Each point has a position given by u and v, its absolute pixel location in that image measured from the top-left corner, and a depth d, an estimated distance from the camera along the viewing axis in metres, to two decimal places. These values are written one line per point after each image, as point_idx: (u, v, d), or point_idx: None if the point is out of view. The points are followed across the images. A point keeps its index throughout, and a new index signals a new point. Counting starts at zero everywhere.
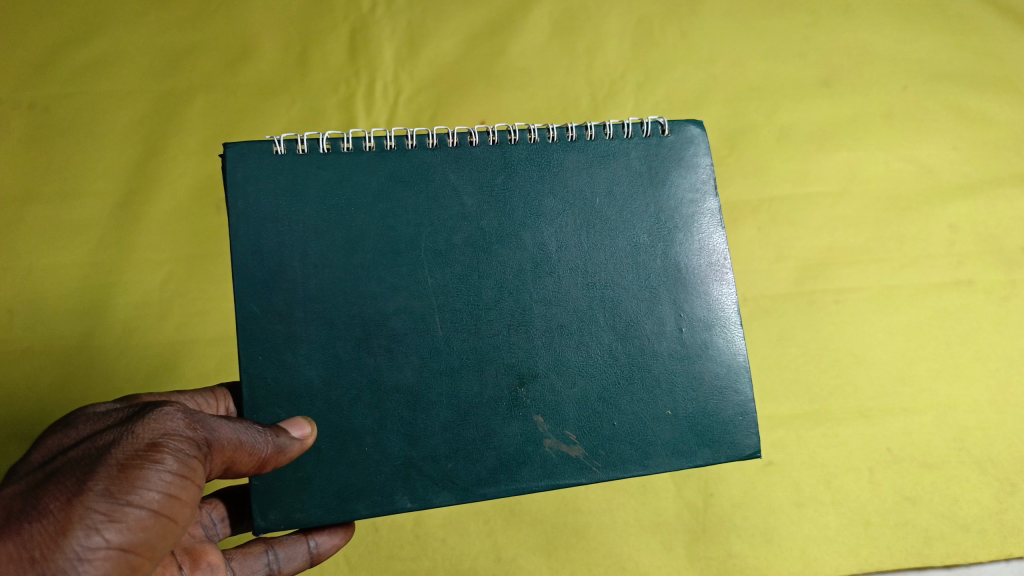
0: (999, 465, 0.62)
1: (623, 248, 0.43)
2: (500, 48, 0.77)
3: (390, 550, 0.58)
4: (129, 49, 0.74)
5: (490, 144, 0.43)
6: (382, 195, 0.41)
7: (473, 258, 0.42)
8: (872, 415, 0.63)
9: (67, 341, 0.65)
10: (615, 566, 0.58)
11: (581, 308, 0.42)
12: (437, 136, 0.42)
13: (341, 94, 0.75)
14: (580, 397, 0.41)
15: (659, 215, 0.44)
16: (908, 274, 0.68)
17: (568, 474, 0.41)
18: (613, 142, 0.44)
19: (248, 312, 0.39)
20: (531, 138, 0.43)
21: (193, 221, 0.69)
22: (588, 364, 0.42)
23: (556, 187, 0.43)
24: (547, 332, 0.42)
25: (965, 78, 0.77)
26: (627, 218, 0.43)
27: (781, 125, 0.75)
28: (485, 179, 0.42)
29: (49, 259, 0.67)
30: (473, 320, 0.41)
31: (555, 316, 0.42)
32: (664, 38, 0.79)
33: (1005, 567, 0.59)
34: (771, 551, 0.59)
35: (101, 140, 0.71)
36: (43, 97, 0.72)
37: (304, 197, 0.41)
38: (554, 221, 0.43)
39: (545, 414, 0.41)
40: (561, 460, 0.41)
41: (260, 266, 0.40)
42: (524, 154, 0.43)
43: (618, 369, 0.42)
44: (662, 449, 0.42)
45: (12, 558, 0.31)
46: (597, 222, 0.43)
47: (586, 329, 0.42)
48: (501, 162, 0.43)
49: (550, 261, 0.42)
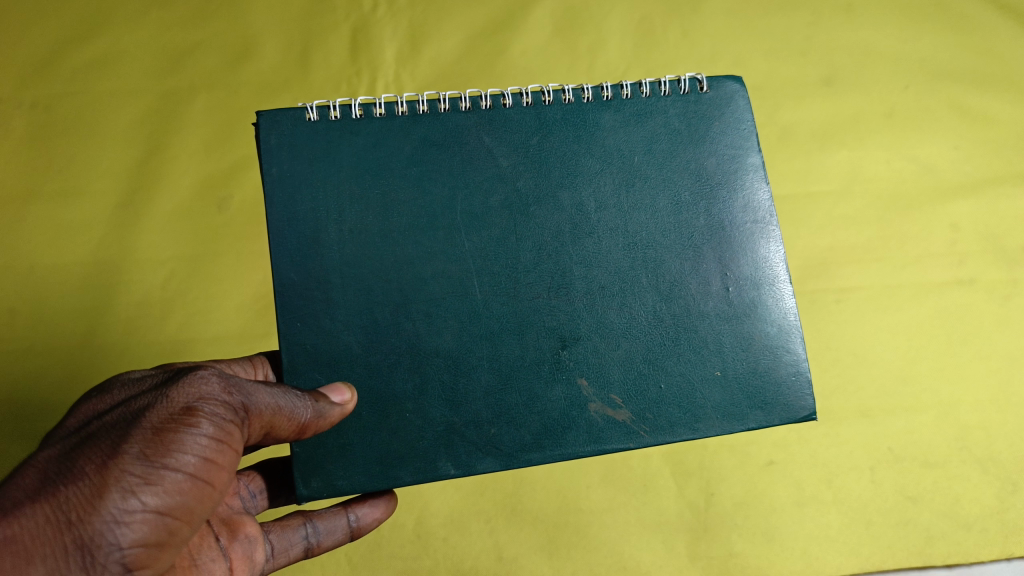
0: (999, 464, 0.62)
1: (664, 206, 0.43)
2: (500, 48, 0.77)
3: (390, 549, 0.58)
4: (129, 48, 0.74)
5: (524, 106, 0.43)
6: (417, 159, 0.41)
7: (511, 219, 0.42)
8: (873, 415, 0.63)
9: (68, 340, 0.65)
10: (616, 566, 0.58)
11: (623, 267, 0.42)
12: (470, 100, 0.42)
13: (343, 93, 0.75)
14: (625, 359, 0.41)
15: (701, 172, 0.43)
16: (909, 273, 0.68)
17: (614, 439, 0.41)
18: (650, 103, 0.44)
19: (287, 279, 0.40)
20: (565, 98, 0.43)
21: (195, 221, 0.69)
22: (631, 326, 0.41)
23: (592, 147, 0.43)
24: (589, 293, 0.41)
25: (967, 77, 0.77)
26: (667, 175, 0.43)
27: (782, 125, 0.75)
28: (519, 141, 0.42)
29: (50, 259, 0.67)
30: (512, 283, 0.41)
31: (596, 277, 0.42)
32: (665, 37, 0.79)
33: (1006, 566, 0.59)
34: (772, 551, 0.58)
35: (102, 139, 0.71)
36: (45, 97, 0.72)
37: (339, 162, 0.41)
38: (592, 181, 0.42)
39: (589, 377, 0.41)
40: (607, 425, 0.41)
41: (295, 233, 0.40)
42: (559, 115, 0.43)
43: (664, 330, 0.42)
44: (712, 411, 0.41)
45: (50, 520, 0.33)
46: (636, 181, 0.43)
47: (628, 289, 0.42)
48: (536, 124, 0.43)
49: (589, 220, 0.42)
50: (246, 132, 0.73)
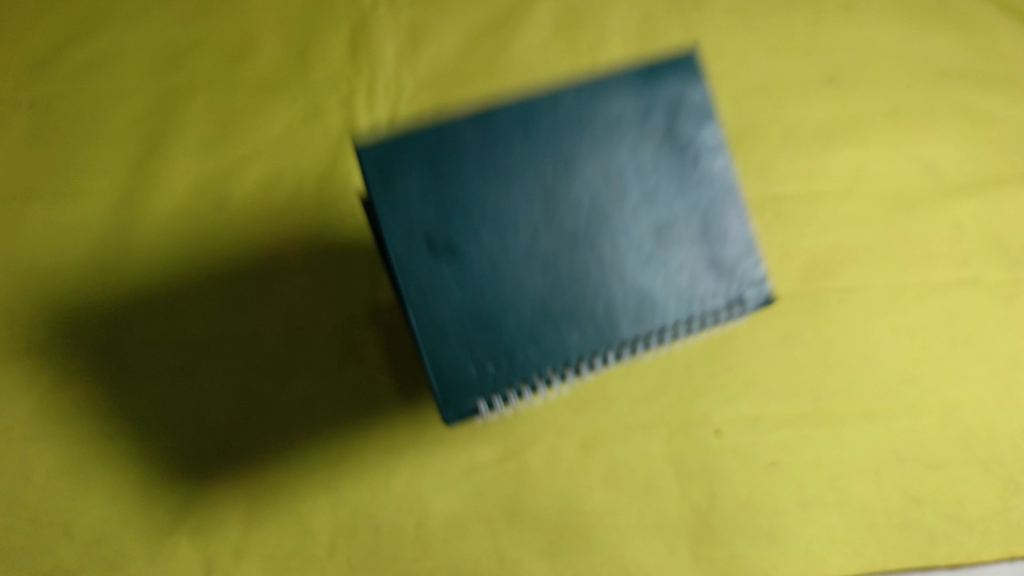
0: (1004, 464, 0.62)
1: (584, 204, 0.51)
2: (502, 45, 0.79)
3: (390, 551, 0.59)
4: (126, 42, 0.75)
5: (535, 283, 0.50)
6: (496, 222, 0.49)
7: (543, 207, 0.50)
8: (877, 415, 0.62)
9: (65, 344, 0.63)
10: (615, 566, 0.58)
11: (578, 203, 0.51)
12: (436, 252, 0.47)
13: (343, 92, 0.76)
14: (590, 189, 0.50)
15: (576, 297, 0.51)
16: (913, 274, 0.68)
17: (641, 148, 0.51)
18: (451, 316, 0.48)
19: (409, 223, 0.48)
20: (475, 278, 0.48)
21: (194, 224, 0.69)
22: (621, 231, 0.51)
23: (505, 234, 0.50)
24: (586, 196, 0.50)
25: (970, 76, 0.77)
26: (576, 273, 0.51)
27: (786, 124, 0.75)
28: (561, 224, 0.50)
29: (50, 261, 0.67)
30: (603, 164, 0.51)
31: (571, 208, 0.51)
32: (666, 33, 0.79)
33: (1009, 566, 0.60)
34: (774, 553, 0.59)
35: (102, 137, 0.72)
36: (39, 93, 0.73)
37: (488, 226, 0.49)
38: (560, 214, 0.50)
39: (557, 201, 0.50)
40: (658, 175, 0.51)
41: (417, 196, 0.48)
42: (474, 254, 0.48)
43: (581, 222, 0.50)
44: (745, 256, 0.52)
45: None
46: (543, 258, 0.50)
47: (595, 210, 0.51)
48: (491, 267, 0.49)
49: (547, 182, 0.50)
50: (245, 133, 0.73)
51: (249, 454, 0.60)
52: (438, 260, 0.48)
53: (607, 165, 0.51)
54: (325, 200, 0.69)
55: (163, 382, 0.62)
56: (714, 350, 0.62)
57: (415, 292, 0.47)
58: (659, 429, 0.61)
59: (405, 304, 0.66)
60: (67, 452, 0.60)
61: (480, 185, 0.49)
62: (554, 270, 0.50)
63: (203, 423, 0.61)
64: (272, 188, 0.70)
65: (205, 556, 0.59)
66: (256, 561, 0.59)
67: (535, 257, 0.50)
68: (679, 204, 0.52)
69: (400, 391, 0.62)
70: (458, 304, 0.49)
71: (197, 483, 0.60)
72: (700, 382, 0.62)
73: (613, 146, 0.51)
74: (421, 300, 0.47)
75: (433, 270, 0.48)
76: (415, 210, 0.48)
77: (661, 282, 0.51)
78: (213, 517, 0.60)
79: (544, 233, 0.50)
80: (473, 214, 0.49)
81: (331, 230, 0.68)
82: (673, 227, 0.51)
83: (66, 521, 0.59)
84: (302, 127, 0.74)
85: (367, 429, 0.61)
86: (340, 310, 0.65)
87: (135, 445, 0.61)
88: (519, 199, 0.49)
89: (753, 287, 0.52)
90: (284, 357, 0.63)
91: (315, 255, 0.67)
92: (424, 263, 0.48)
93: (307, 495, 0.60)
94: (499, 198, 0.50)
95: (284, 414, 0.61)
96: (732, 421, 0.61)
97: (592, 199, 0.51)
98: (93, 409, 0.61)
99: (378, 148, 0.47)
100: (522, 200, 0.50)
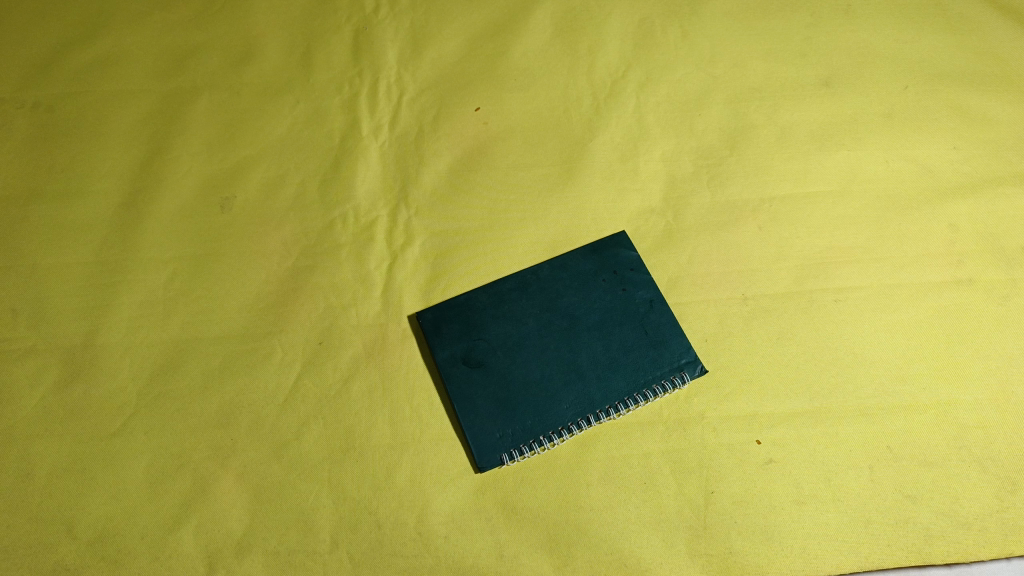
0: (999, 463, 0.61)
1: (569, 356, 0.64)
2: (502, 48, 0.81)
3: (391, 548, 0.58)
4: (133, 49, 0.79)
5: (540, 364, 0.63)
6: (512, 355, 0.64)
7: (535, 322, 0.65)
8: (873, 414, 0.63)
9: (69, 341, 0.64)
10: (616, 563, 0.57)
11: (569, 333, 0.65)
12: (472, 375, 0.63)
13: (344, 95, 0.78)
14: (587, 349, 0.64)
15: (578, 419, 0.62)
16: (907, 273, 0.69)
17: (616, 301, 0.66)
18: (500, 418, 0.61)
19: (453, 345, 0.64)
20: (496, 367, 0.63)
21: (197, 220, 0.71)
22: (602, 360, 0.64)
23: (515, 356, 0.64)
24: (575, 338, 0.65)
25: (964, 78, 0.80)
26: (572, 401, 0.62)
27: (781, 125, 0.77)
28: (563, 350, 0.64)
29: (52, 258, 0.68)
30: (579, 326, 0.65)
31: (570, 356, 0.64)
32: (664, 36, 0.82)
33: (1006, 566, 0.58)
34: (770, 550, 0.58)
35: (106, 139, 0.74)
36: (47, 98, 0.76)
37: (506, 371, 0.63)
38: (555, 332, 0.65)
39: (564, 359, 0.64)
40: (629, 318, 0.65)
41: (459, 334, 0.65)
42: (496, 365, 0.63)
43: (577, 357, 0.64)
44: (686, 375, 0.63)
45: None
46: (549, 330, 0.65)
47: (583, 343, 0.64)
48: (503, 386, 0.63)
49: (548, 336, 0.65)
50: (248, 132, 0.75)
51: (252, 449, 0.61)
52: (472, 379, 0.63)
53: (594, 312, 0.66)
54: (328, 199, 0.72)
55: (167, 378, 0.63)
56: (710, 347, 0.65)
57: (450, 414, 0.62)
58: (656, 426, 0.62)
59: (405, 302, 0.67)
60: (69, 449, 0.60)
61: (495, 322, 0.65)
62: (552, 396, 0.62)
63: (205, 419, 0.62)
64: (275, 189, 0.72)
65: (208, 553, 0.57)
66: (260, 557, 0.57)
67: (549, 384, 0.63)
68: (635, 319, 0.65)
69: (401, 388, 0.63)
70: (484, 411, 0.62)
71: (199, 478, 0.59)
72: (692, 380, 0.63)
73: (594, 271, 0.68)
74: (462, 417, 0.61)
75: (468, 391, 0.62)
76: (454, 342, 0.64)
77: (627, 363, 0.64)
78: (217, 513, 0.58)
79: (554, 361, 0.64)
80: (499, 350, 0.64)
81: (334, 232, 0.70)
82: (624, 289, 0.67)
83: (68, 520, 0.58)
84: (304, 128, 0.76)
85: (369, 427, 0.61)
86: (342, 309, 0.66)
87: (138, 442, 0.61)
88: (514, 297, 0.67)
89: (682, 384, 0.63)
90: (286, 355, 0.64)
91: (317, 253, 0.69)
92: (461, 389, 0.63)
93: (309, 491, 0.59)
94: (517, 329, 0.65)
95: (286, 411, 0.62)
96: (727, 419, 0.62)
97: (585, 336, 0.65)
98: (96, 404, 0.62)
99: (427, 313, 0.66)
100: (530, 334, 0.65)
